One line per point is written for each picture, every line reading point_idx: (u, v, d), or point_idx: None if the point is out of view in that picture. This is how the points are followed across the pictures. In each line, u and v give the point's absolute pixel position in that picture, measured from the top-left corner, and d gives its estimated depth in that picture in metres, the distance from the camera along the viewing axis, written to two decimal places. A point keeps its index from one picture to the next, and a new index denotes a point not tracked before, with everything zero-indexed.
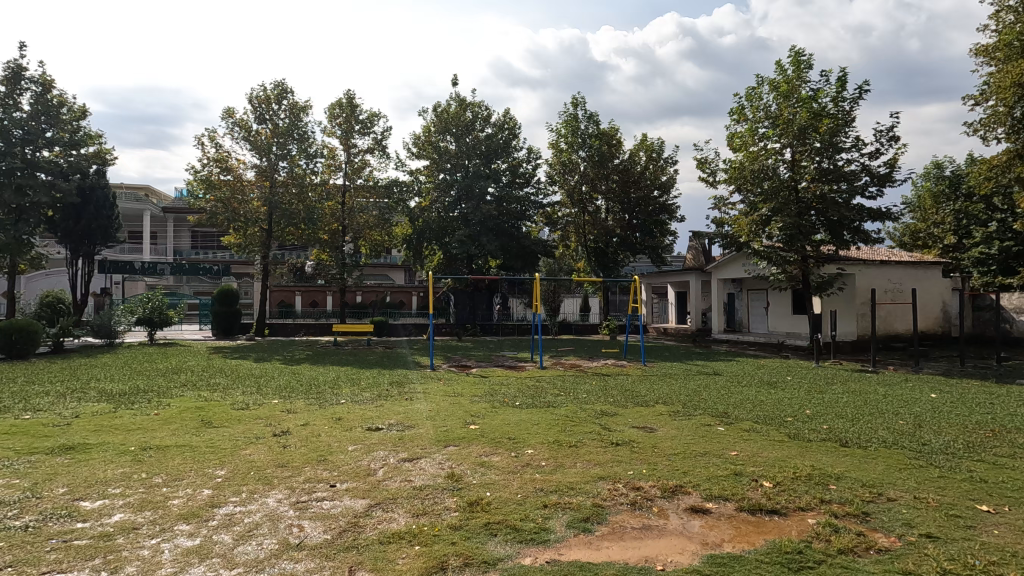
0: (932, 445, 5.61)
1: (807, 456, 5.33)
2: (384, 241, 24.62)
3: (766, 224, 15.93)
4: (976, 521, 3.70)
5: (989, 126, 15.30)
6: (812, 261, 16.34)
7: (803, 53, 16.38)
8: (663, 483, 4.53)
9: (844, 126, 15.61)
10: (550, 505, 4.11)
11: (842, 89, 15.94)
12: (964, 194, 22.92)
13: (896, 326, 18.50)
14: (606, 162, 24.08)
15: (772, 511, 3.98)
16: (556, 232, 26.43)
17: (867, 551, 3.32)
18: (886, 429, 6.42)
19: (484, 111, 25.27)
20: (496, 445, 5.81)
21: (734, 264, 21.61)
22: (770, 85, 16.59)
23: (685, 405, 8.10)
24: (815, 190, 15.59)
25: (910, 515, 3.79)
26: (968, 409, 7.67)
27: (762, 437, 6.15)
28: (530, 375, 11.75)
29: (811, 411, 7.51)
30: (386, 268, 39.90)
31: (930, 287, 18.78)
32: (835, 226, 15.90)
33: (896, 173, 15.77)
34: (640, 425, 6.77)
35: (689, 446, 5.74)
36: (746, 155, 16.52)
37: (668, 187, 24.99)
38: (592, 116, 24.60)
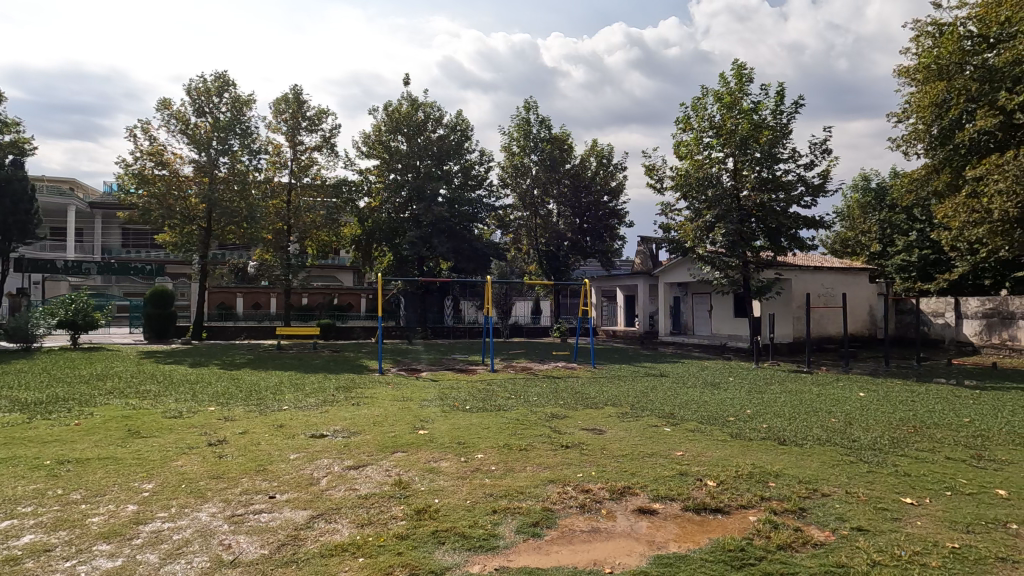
0: (861, 442, 5.92)
1: (747, 455, 5.51)
2: (332, 242, 23.98)
3: (710, 231, 16.49)
4: (901, 513, 3.91)
5: (910, 143, 16.41)
6: (752, 266, 16.97)
7: (745, 67, 17.14)
8: (611, 485, 4.57)
9: (782, 138, 16.40)
10: (499, 510, 4.05)
11: (780, 102, 16.79)
12: (889, 205, 24.50)
13: (828, 329, 19.57)
14: (558, 167, 24.41)
15: (715, 510, 4.08)
16: (507, 235, 26.49)
17: (804, 546, 3.44)
18: (819, 427, 6.74)
19: (436, 111, 25.08)
20: (444, 450, 5.71)
21: (680, 269, 22.27)
22: (714, 96, 17.27)
23: (634, 406, 8.24)
24: (755, 199, 16.33)
25: (842, 510, 3.97)
26: (892, 407, 8.20)
27: (706, 436, 6.34)
28: (481, 378, 11.67)
29: (751, 411, 7.82)
30: (334, 269, 38.96)
31: (858, 292, 19.98)
32: (773, 233, 16.66)
33: (828, 184, 16.73)
34: (589, 427, 6.86)
35: (636, 447, 5.83)
36: (692, 163, 17.09)
37: (618, 193, 25.51)
38: (544, 120, 24.85)
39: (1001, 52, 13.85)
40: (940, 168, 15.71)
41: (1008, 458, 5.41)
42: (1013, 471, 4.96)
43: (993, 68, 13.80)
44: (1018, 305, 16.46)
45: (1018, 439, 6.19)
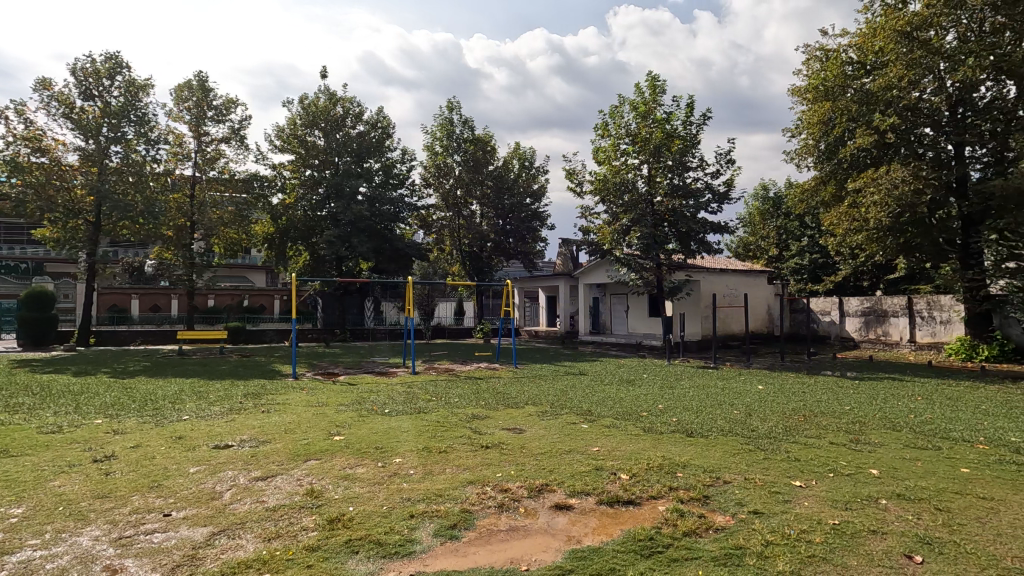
0: (758, 431, 6.40)
1: (658, 448, 5.78)
2: (241, 240, 22.54)
3: (626, 234, 17.20)
4: (792, 495, 4.26)
5: (802, 156, 17.94)
6: (665, 269, 17.85)
7: (659, 79, 18.04)
8: (529, 483, 4.63)
9: (692, 147, 17.37)
10: (416, 514, 3.98)
11: (690, 114, 17.82)
12: (784, 213, 26.68)
13: (733, 327, 21.00)
14: (481, 168, 24.44)
15: (628, 502, 4.24)
16: (430, 236, 26.19)
17: (707, 531, 3.65)
18: (722, 419, 7.20)
19: (356, 107, 24.35)
20: (361, 456, 5.53)
21: (599, 270, 23.01)
22: (631, 105, 18.03)
23: (553, 404, 8.40)
24: (667, 205, 17.23)
25: (740, 495, 4.26)
26: (785, 398, 8.93)
27: (621, 431, 6.58)
28: (401, 381, 11.42)
29: (663, 406, 8.21)
30: (244, 269, 36.78)
31: (759, 293, 21.59)
32: (684, 237, 17.58)
33: (732, 192, 17.96)
34: (508, 427, 6.90)
35: (554, 444, 5.95)
36: (609, 168, 17.73)
37: (540, 195, 25.98)
38: (467, 121, 24.82)
39: (876, 78, 15.47)
40: (827, 180, 17.27)
41: (880, 440, 6.07)
42: (883, 452, 5.57)
43: (869, 91, 15.18)
44: (891, 304, 18.48)
45: (887, 423, 6.96)
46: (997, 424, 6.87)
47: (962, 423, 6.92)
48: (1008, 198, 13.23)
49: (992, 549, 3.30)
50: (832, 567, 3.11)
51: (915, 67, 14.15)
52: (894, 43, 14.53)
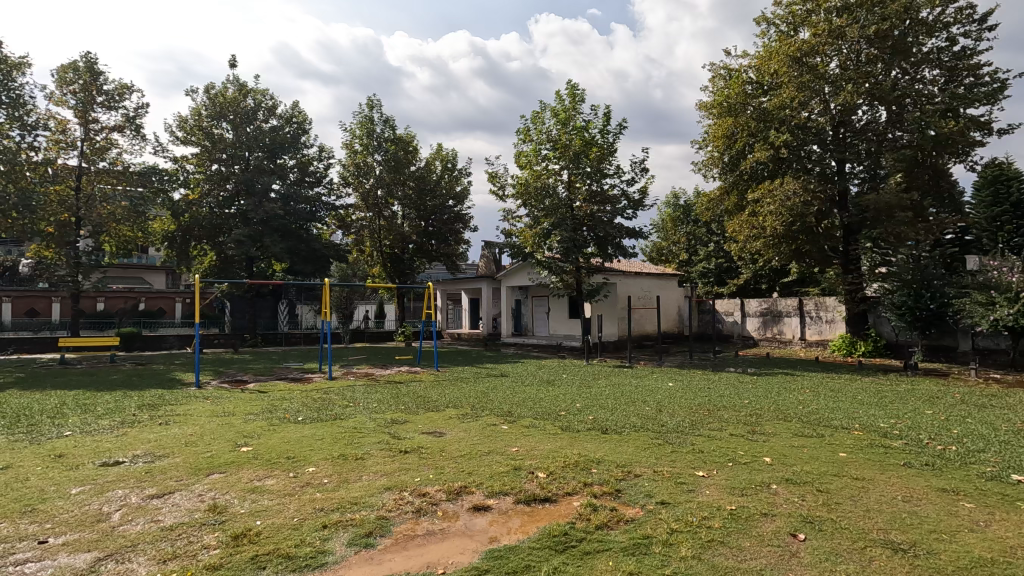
0: (668, 426, 6.76)
1: (575, 445, 5.96)
2: (137, 237, 20.72)
3: (547, 238, 17.63)
4: (695, 484, 4.55)
5: (709, 168, 19.14)
6: (584, 271, 18.41)
7: (578, 88, 18.61)
8: (448, 486, 4.61)
9: (608, 155, 18.06)
10: (329, 525, 3.84)
11: (607, 123, 18.53)
12: (693, 219, 28.38)
13: (646, 327, 22.00)
14: (403, 168, 23.94)
15: (545, 500, 4.34)
16: (349, 236, 25.39)
17: (618, 524, 3.81)
18: (636, 415, 7.54)
19: (269, 100, 23.20)
20: (270, 467, 5.27)
21: (521, 273, 23.33)
22: (551, 112, 18.48)
23: (474, 407, 8.41)
24: (586, 210, 17.80)
25: (650, 487, 4.49)
26: (692, 394, 9.50)
27: (539, 431, 6.71)
28: (316, 387, 10.96)
29: (581, 405, 8.45)
30: (140, 270, 33.83)
31: (670, 295, 22.79)
32: (602, 242, 18.16)
33: (646, 200, 18.84)
34: (429, 431, 6.84)
35: (474, 446, 5.97)
36: (531, 172, 18.07)
37: (462, 197, 25.88)
38: (388, 120, 24.31)
39: (771, 97, 16.82)
40: (730, 190, 18.54)
41: (773, 430, 6.61)
42: (775, 441, 6.08)
43: (766, 110, 16.56)
44: (784, 305, 20.14)
45: (780, 414, 7.60)
46: (870, 412, 7.71)
47: (841, 412, 7.70)
48: (880, 210, 14.88)
49: (863, 524, 3.69)
50: (729, 549, 3.36)
51: (804, 89, 15.56)
52: (786, 67, 15.92)
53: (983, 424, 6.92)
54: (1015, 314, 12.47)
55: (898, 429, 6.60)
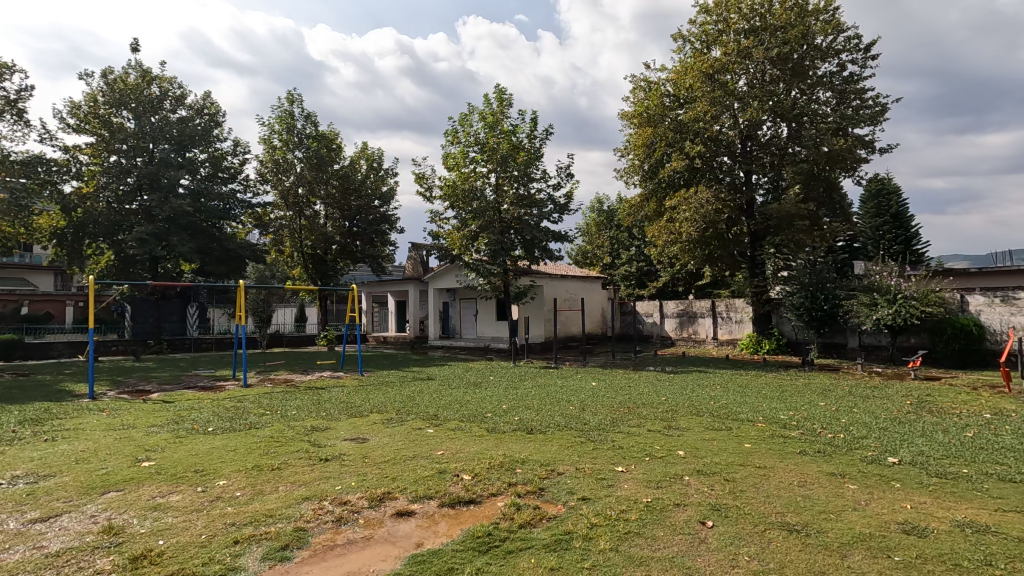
0: (590, 424, 6.98)
1: (500, 446, 6.01)
2: (18, 234, 18.62)
3: (474, 240, 17.69)
4: (615, 479, 4.74)
5: (630, 175, 19.92)
6: (511, 274, 18.61)
7: (506, 92, 18.81)
8: (371, 493, 4.51)
9: (535, 160, 18.35)
10: (242, 540, 3.65)
11: (534, 128, 18.86)
12: (616, 224, 29.45)
13: (572, 328, 22.55)
14: (325, 166, 23.03)
15: (469, 501, 4.35)
16: (266, 236, 24.15)
17: (540, 521, 3.89)
18: (559, 414, 7.73)
19: (177, 89, 21.68)
20: (176, 482, 4.92)
21: (448, 275, 23.21)
22: (479, 115, 18.56)
23: (399, 411, 8.28)
24: (513, 213, 17.87)
25: (571, 484, 4.62)
26: (613, 392, 9.84)
27: (465, 433, 6.72)
28: (229, 395, 10.32)
29: (507, 406, 8.54)
30: (23, 270, 30.46)
31: (594, 297, 23.51)
32: (529, 245, 18.41)
33: (571, 204, 19.32)
34: (352, 437, 6.64)
35: (399, 451, 5.88)
36: (458, 175, 18.02)
37: (389, 198, 25.35)
38: (310, 116, 23.40)
39: (687, 110, 17.80)
40: (649, 197, 19.39)
41: (686, 425, 6.99)
42: (688, 435, 6.43)
43: (682, 122, 17.52)
44: (698, 306, 21.34)
45: (693, 409, 8.05)
46: (772, 405, 8.33)
47: (747, 406, 8.27)
48: (782, 219, 16.14)
49: (763, 509, 4.00)
50: (644, 540, 3.52)
51: (716, 104, 16.63)
52: (700, 82, 16.93)
53: (866, 413, 7.69)
54: (893, 314, 13.95)
55: (795, 420, 7.19)
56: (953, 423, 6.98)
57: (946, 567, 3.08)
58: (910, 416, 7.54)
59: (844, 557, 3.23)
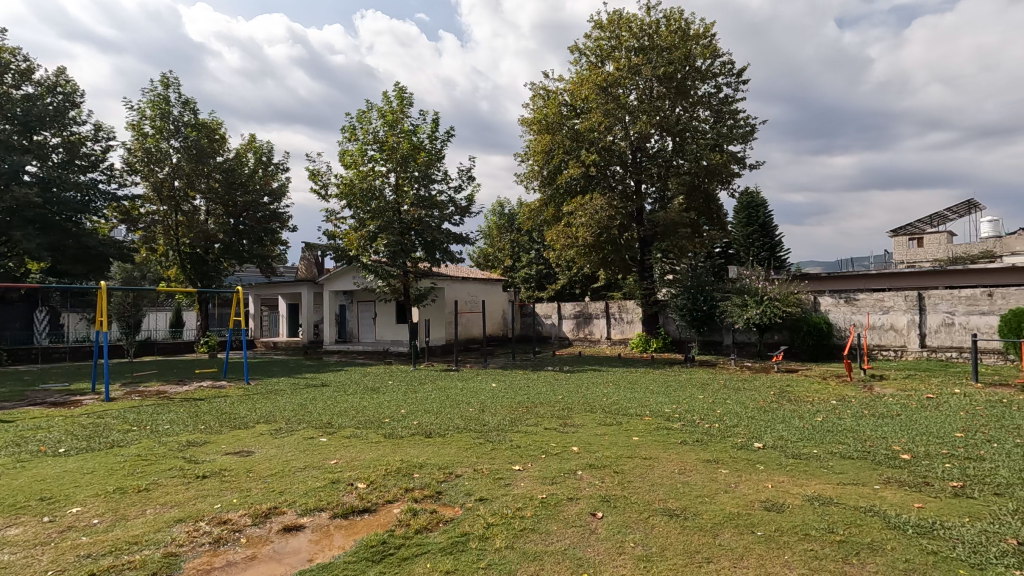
0: (489, 425, 7.05)
1: (398, 451, 5.89)
2: None
3: (373, 241, 17.23)
4: (512, 478, 4.82)
5: (529, 180, 20.40)
6: (411, 276, 18.33)
7: (406, 91, 18.49)
8: (255, 509, 4.22)
9: (436, 161, 18.21)
10: (100, 572, 3.26)
11: (435, 129, 18.70)
12: (516, 228, 29.98)
13: (473, 331, 22.62)
14: (206, 158, 21.16)
15: (363, 510, 4.22)
16: (135, 232, 21.73)
17: (437, 525, 3.86)
18: (459, 417, 7.73)
19: (22, 62, 18.89)
20: (16, 513, 4.27)
21: (345, 277, 22.36)
22: (378, 112, 18.09)
23: (290, 420, 7.83)
24: (413, 214, 17.62)
25: (469, 486, 4.63)
26: (512, 393, 10.03)
27: (361, 440, 6.51)
28: (87, 411, 9.14)
29: (405, 410, 8.38)
30: None
31: (495, 299, 23.79)
32: (430, 247, 18.18)
33: (472, 207, 19.39)
34: (235, 451, 6.17)
35: (288, 463, 5.55)
36: (356, 173, 17.42)
37: (279, 195, 23.86)
38: (189, 102, 21.44)
39: (583, 120, 18.57)
40: (548, 202, 19.99)
41: (581, 421, 7.29)
42: (582, 431, 6.71)
43: (578, 131, 18.28)
44: (593, 308, 22.34)
45: (587, 406, 8.42)
46: (657, 400, 8.94)
47: (635, 401, 8.81)
48: (667, 226, 17.37)
49: (648, 497, 4.27)
50: (538, 535, 3.62)
51: (609, 116, 17.57)
52: (594, 94, 17.76)
53: (737, 404, 8.51)
54: (761, 313, 15.55)
55: (677, 413, 7.77)
56: (807, 410, 7.93)
57: (799, 537, 3.48)
58: (773, 405, 8.44)
59: (716, 535, 3.54)
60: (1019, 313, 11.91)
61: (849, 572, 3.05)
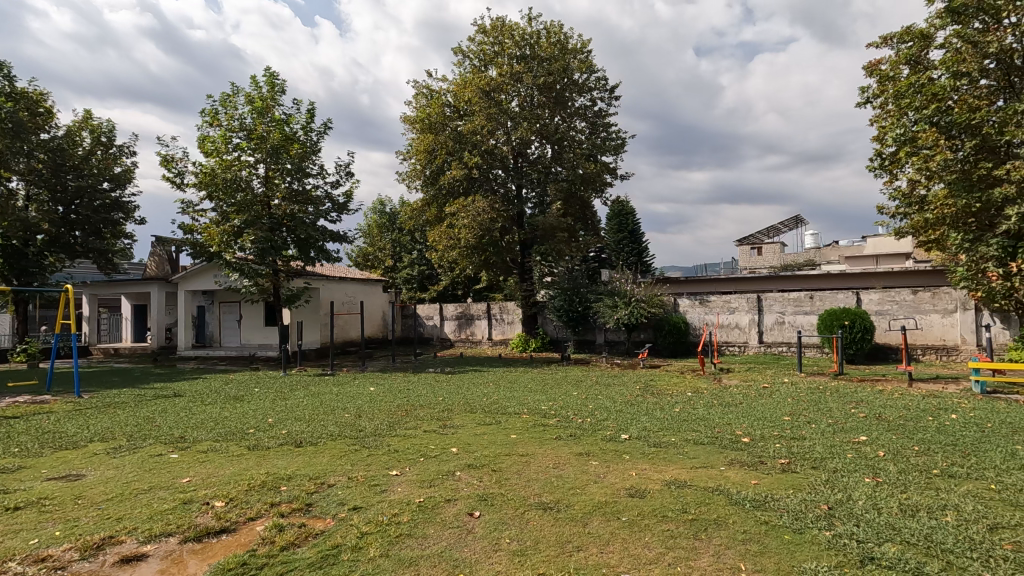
0: (366, 431, 6.80)
1: (264, 464, 5.47)
2: None
3: (238, 236, 15.89)
4: (388, 484, 4.68)
5: (411, 179, 20.04)
6: (282, 275, 17.13)
7: (278, 77, 17.24)
8: (84, 541, 3.66)
9: (311, 154, 17.19)
10: None
11: (311, 121, 17.63)
12: (398, 228, 29.31)
13: (350, 333, 21.69)
14: (26, 135, 18.01)
15: (220, 531, 3.84)
16: None
17: (306, 539, 3.64)
18: (334, 423, 7.36)
19: None
20: None
21: (204, 276, 20.30)
22: (245, 98, 16.66)
23: (133, 437, 6.91)
24: (285, 209, 16.47)
25: (342, 495, 4.42)
26: (391, 396, 9.78)
27: (220, 454, 5.93)
28: None
29: (273, 419, 7.80)
30: None
31: (374, 300, 23.04)
32: (303, 244, 17.10)
33: (351, 204, 18.59)
34: (59, 476, 5.30)
35: (128, 485, 4.90)
36: (218, 161, 15.89)
37: (123, 181, 21.02)
38: (2, 67, 18.12)
39: (466, 122, 18.67)
40: (430, 202, 19.79)
41: (460, 422, 7.30)
42: (461, 432, 6.71)
43: (461, 133, 18.33)
44: (475, 309, 22.53)
45: (467, 407, 8.47)
46: (535, 397, 9.25)
47: (514, 400, 9.02)
48: (546, 230, 18.03)
49: (524, 492, 4.39)
50: (414, 540, 3.56)
51: (491, 120, 17.85)
52: (477, 98, 17.93)
53: (607, 399, 9.08)
54: (629, 314, 16.73)
55: (553, 410, 8.09)
56: (667, 402, 8.69)
57: (657, 519, 3.79)
58: (638, 398, 9.14)
59: (586, 524, 3.74)
60: (833, 313, 14.02)
61: (699, 546, 3.38)
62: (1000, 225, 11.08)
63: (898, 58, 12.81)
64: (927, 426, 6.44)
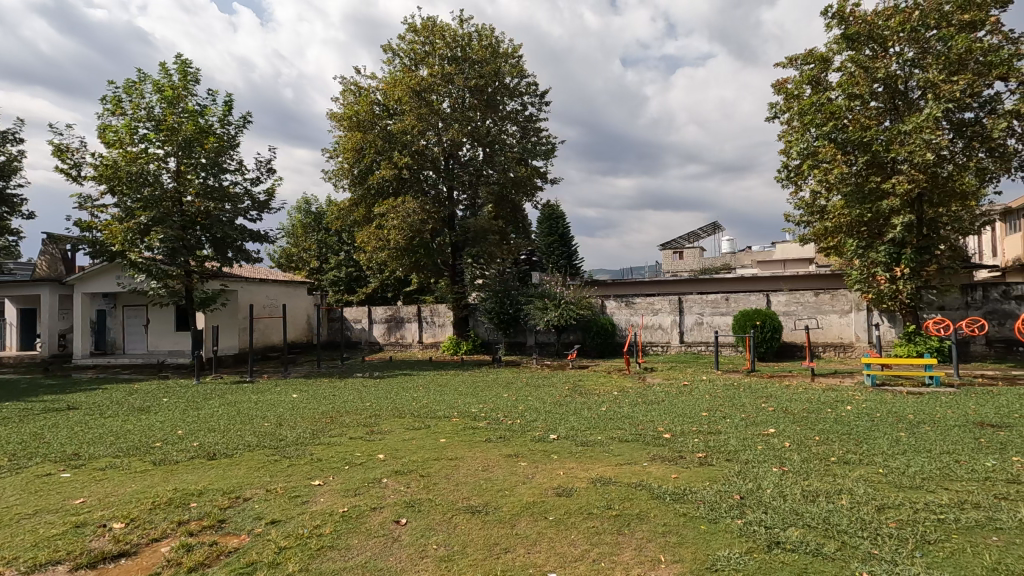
0: (286, 440, 6.48)
1: (170, 480, 5.07)
2: None
3: (144, 235, 14.73)
4: (309, 495, 4.48)
5: (338, 177, 19.38)
6: (195, 277, 16.04)
7: (191, 65, 16.15)
8: None
9: (228, 148, 16.22)
10: None
11: (228, 113, 16.64)
12: (324, 228, 28.30)
13: (272, 338, 20.66)
14: None
15: (118, 555, 3.52)
16: None
17: (217, 558, 3.41)
18: (251, 433, 6.96)
19: None
20: None
21: (105, 277, 18.64)
22: (153, 85, 15.46)
23: (17, 455, 6.22)
24: (199, 206, 15.45)
25: (259, 509, 4.18)
26: (315, 403, 9.39)
27: (121, 471, 5.45)
28: None
29: (183, 431, 7.27)
30: None
31: (297, 303, 22.09)
32: (219, 244, 16.09)
33: (272, 202, 17.72)
34: None
35: (8, 510, 4.38)
36: (121, 153, 14.67)
37: (8, 172, 18.92)
38: None
39: (395, 122, 18.31)
40: (358, 202, 19.23)
41: (388, 428, 7.12)
42: (389, 438, 6.55)
43: (391, 133, 17.96)
44: (405, 312, 22.14)
45: (396, 411, 8.29)
46: (465, 400, 9.21)
47: (444, 403, 8.93)
48: (477, 232, 18.03)
49: (452, 496, 4.35)
50: (337, 552, 3.42)
51: (422, 120, 17.63)
52: (407, 97, 17.63)
53: (537, 400, 9.20)
54: (558, 315, 17.05)
55: (482, 412, 8.08)
56: (594, 401, 8.94)
57: (583, 516, 3.87)
58: (567, 399, 9.32)
59: (514, 525, 3.75)
60: (746, 313, 14.96)
61: (622, 541, 3.49)
62: (887, 233, 12.45)
63: (801, 78, 13.85)
64: (826, 417, 7.00)
